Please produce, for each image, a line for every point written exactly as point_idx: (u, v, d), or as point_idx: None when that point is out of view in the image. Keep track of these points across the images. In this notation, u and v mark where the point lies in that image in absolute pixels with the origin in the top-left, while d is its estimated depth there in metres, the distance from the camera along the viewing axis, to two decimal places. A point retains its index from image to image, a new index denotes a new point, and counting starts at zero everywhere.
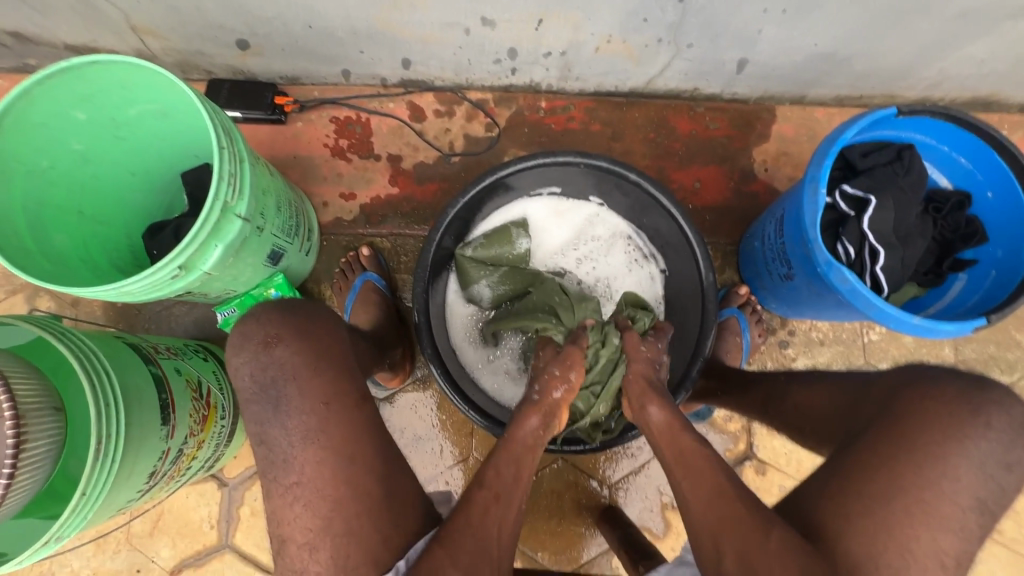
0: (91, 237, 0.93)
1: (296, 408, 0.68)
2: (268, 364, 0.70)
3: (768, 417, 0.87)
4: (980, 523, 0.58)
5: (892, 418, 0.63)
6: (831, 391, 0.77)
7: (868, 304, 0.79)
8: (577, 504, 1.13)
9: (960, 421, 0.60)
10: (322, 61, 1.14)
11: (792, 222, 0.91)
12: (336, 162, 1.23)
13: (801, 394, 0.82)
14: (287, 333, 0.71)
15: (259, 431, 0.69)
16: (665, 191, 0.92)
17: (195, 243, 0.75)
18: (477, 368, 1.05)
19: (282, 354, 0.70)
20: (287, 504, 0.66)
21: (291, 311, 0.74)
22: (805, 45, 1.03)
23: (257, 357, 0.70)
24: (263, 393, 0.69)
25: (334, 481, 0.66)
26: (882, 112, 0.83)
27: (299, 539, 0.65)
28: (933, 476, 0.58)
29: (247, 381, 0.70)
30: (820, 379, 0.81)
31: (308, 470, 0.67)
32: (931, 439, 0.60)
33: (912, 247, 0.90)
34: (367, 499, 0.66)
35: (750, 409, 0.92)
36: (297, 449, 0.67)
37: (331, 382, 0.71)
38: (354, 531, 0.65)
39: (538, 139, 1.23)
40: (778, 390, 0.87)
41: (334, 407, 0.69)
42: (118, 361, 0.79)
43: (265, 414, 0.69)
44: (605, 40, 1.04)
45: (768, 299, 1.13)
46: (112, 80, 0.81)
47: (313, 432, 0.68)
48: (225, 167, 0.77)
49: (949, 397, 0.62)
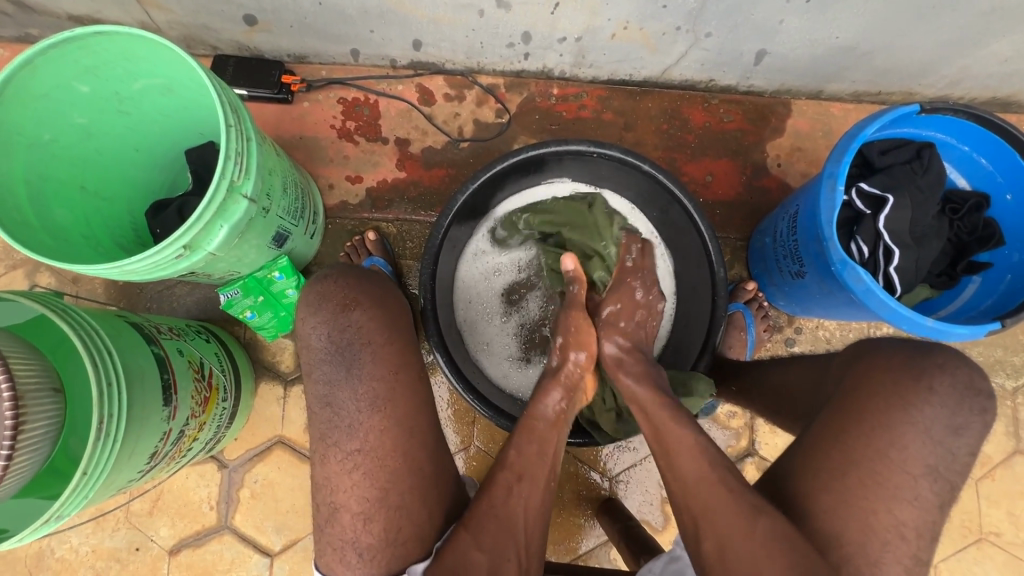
0: (94, 213, 0.91)
1: (369, 373, 0.67)
2: (345, 326, 0.68)
3: (759, 404, 0.88)
4: (934, 491, 0.60)
5: (844, 391, 0.66)
6: (800, 370, 0.81)
7: (882, 305, 0.78)
8: (576, 496, 1.13)
9: (905, 388, 0.62)
10: (332, 40, 1.12)
11: (807, 220, 0.89)
12: (342, 144, 1.20)
13: (776, 375, 0.86)
14: (366, 300, 0.70)
15: (326, 391, 0.67)
16: (679, 183, 0.90)
17: (200, 222, 0.74)
18: (481, 352, 1.05)
19: (359, 318, 0.68)
20: (344, 472, 0.66)
21: (366, 277, 0.73)
22: (827, 37, 1.00)
23: (333, 320, 0.68)
24: (338, 355, 0.67)
25: (394, 452, 0.66)
26: (904, 109, 0.81)
27: (353, 508, 0.65)
28: (881, 443, 0.61)
29: (320, 342, 0.68)
30: (791, 361, 0.86)
31: (372, 438, 0.66)
32: (875, 409, 0.62)
33: (927, 248, 0.89)
34: (420, 476, 0.67)
35: (744, 395, 0.93)
36: (363, 415, 0.66)
37: (399, 352, 0.69)
38: (405, 504, 0.66)
39: (549, 127, 1.21)
40: (758, 372, 0.91)
41: (403, 376, 0.69)
42: (119, 340, 0.78)
43: (336, 376, 0.67)
44: (622, 26, 1.02)
45: (777, 295, 1.12)
46: (117, 52, 0.79)
47: (381, 401, 0.67)
48: (232, 146, 0.75)
49: (894, 364, 0.64)
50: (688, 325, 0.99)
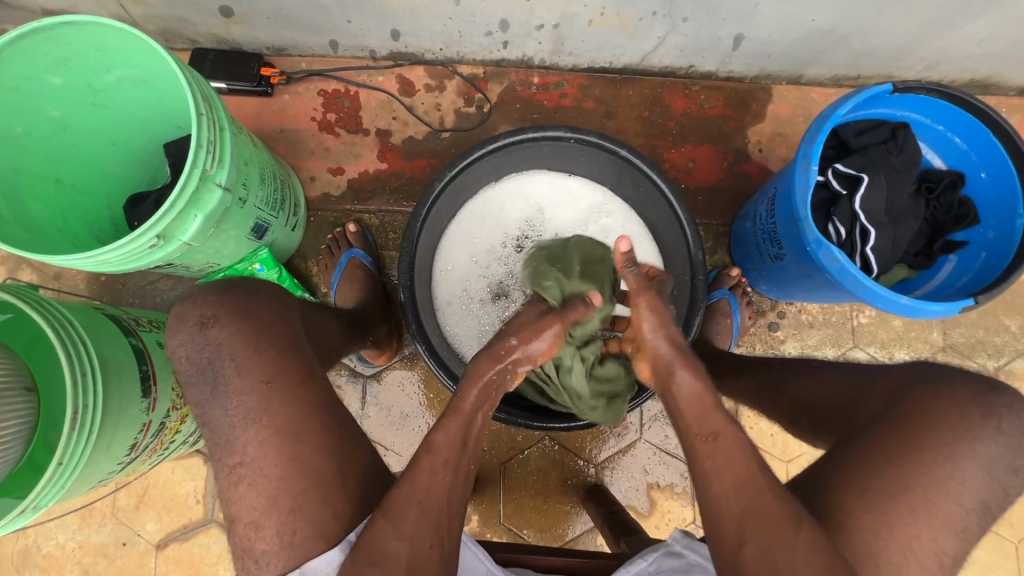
0: (71, 206, 0.91)
1: (234, 387, 0.64)
2: (205, 345, 0.66)
3: (761, 404, 0.85)
4: (981, 524, 0.58)
5: (899, 417, 0.61)
6: (831, 380, 0.74)
7: (856, 284, 0.78)
8: (563, 483, 1.13)
9: (971, 425, 0.58)
10: (309, 31, 1.11)
11: (784, 201, 0.89)
12: (324, 136, 1.20)
13: (800, 382, 0.79)
14: (226, 313, 0.67)
15: (199, 414, 0.65)
16: (654, 166, 0.91)
17: (173, 211, 0.74)
18: (463, 343, 1.04)
19: (218, 335, 0.66)
20: (233, 484, 0.62)
21: (227, 292, 0.69)
22: (802, 21, 1.00)
23: (193, 339, 0.66)
24: (202, 375, 0.65)
25: (275, 458, 0.62)
26: (877, 88, 0.81)
27: (245, 517, 0.61)
28: (940, 476, 0.57)
29: (184, 363, 0.67)
30: (821, 367, 0.78)
31: (252, 450, 0.62)
32: (939, 441, 0.58)
33: (903, 227, 0.88)
34: (319, 474, 0.62)
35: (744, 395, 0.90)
36: (238, 429, 0.63)
37: (274, 358, 0.66)
38: (300, 508, 0.60)
39: (531, 115, 1.21)
40: (774, 378, 0.84)
41: (277, 385, 0.64)
42: (96, 333, 0.78)
43: (202, 396, 0.65)
44: (598, 12, 1.01)
45: (759, 280, 1.12)
46: (88, 43, 0.79)
47: (253, 413, 0.63)
48: (203, 134, 0.75)
49: (959, 398, 0.60)
50: None
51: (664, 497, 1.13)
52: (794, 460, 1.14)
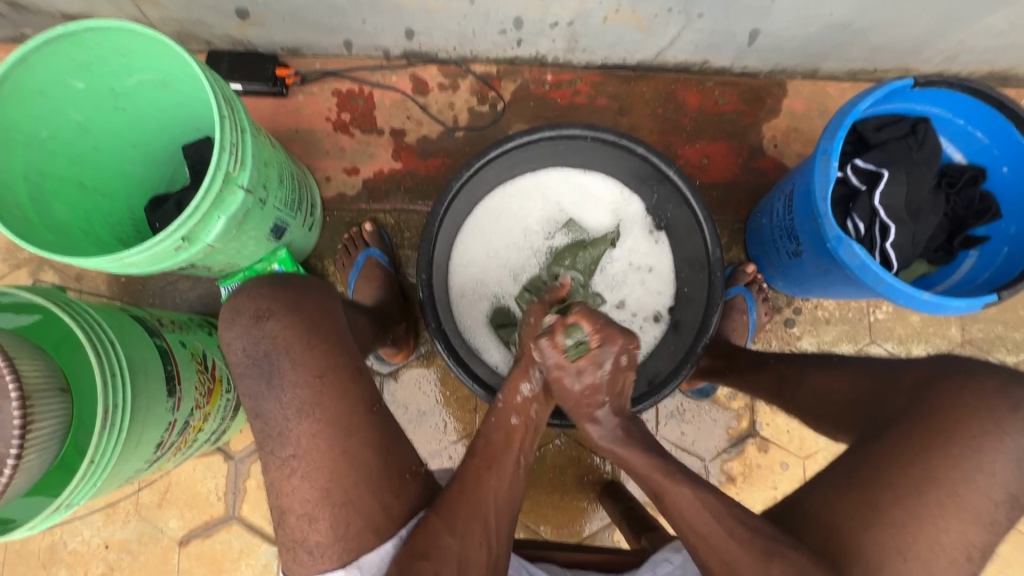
0: (94, 209, 0.92)
1: (290, 380, 0.64)
2: (260, 337, 0.65)
3: (781, 400, 0.84)
4: (1009, 516, 0.57)
5: (921, 411, 0.61)
6: (852, 377, 0.73)
7: (878, 280, 0.78)
8: (580, 479, 1.14)
9: (998, 417, 0.58)
10: (324, 31, 1.12)
11: (803, 198, 0.89)
12: (338, 136, 1.21)
13: (820, 378, 0.78)
14: (279, 307, 0.66)
15: (253, 405, 0.65)
16: (672, 164, 0.91)
17: (197, 213, 0.74)
18: (478, 339, 1.04)
19: (273, 328, 0.65)
20: (285, 476, 0.63)
21: (280, 285, 0.68)
22: (820, 15, 1.00)
23: (247, 332, 0.65)
24: (257, 367, 0.64)
25: (331, 452, 0.63)
26: (897, 83, 0.80)
27: (298, 509, 0.63)
28: (968, 468, 0.57)
29: (238, 355, 0.65)
30: (838, 364, 0.78)
31: (305, 443, 0.63)
32: (966, 434, 0.58)
33: (924, 223, 0.88)
34: (367, 470, 0.64)
35: (762, 391, 0.89)
36: (292, 422, 0.63)
37: (326, 353, 0.66)
38: (354, 501, 0.63)
39: (544, 113, 1.21)
40: (793, 372, 0.84)
41: (328, 379, 0.65)
42: (122, 334, 0.79)
43: (258, 388, 0.64)
44: (613, 9, 1.01)
45: (775, 277, 1.12)
46: (110, 47, 0.80)
47: (309, 406, 0.63)
48: (226, 137, 0.75)
49: (987, 393, 0.59)
50: (687, 304, 0.98)
51: None
52: (811, 456, 1.13)
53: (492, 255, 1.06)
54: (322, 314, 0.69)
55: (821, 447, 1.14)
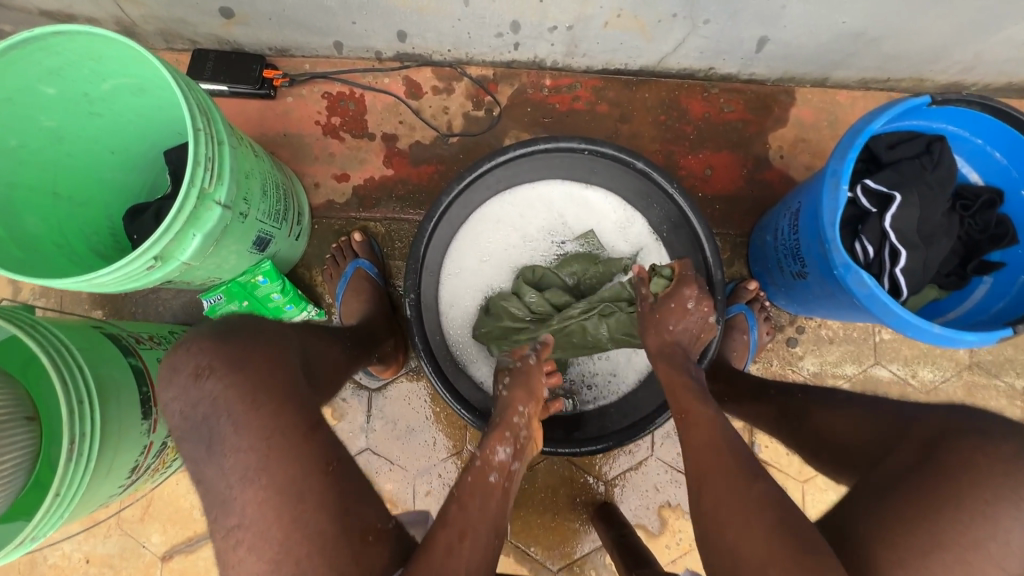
0: (69, 219, 0.88)
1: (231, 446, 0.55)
2: (198, 400, 0.56)
3: (784, 434, 0.81)
4: None
5: (931, 472, 0.54)
6: (857, 419, 0.70)
7: (886, 311, 0.74)
8: (572, 500, 1.11)
9: (1016, 483, 0.51)
10: (313, 32, 1.07)
11: (810, 219, 0.85)
12: (328, 141, 1.17)
13: (824, 417, 0.75)
14: (221, 363, 0.58)
15: (194, 471, 0.56)
16: (673, 180, 0.87)
17: (170, 232, 0.71)
18: (467, 355, 1.00)
19: (211, 389, 0.56)
20: (230, 548, 0.53)
21: (228, 340, 0.60)
22: (832, 23, 0.95)
23: (185, 393, 0.57)
24: (195, 432, 0.56)
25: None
26: (914, 100, 0.76)
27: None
28: (981, 535, 0.50)
29: (177, 419, 0.58)
30: (845, 403, 0.74)
31: (250, 513, 0.53)
32: (980, 497, 0.51)
33: (936, 248, 0.84)
34: None
35: (764, 423, 0.86)
36: (235, 490, 0.54)
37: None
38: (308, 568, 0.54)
39: (542, 119, 1.17)
40: (796, 407, 0.80)
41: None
42: (93, 356, 0.75)
43: (197, 453, 0.56)
44: (615, 14, 0.96)
45: (777, 295, 1.09)
46: (81, 53, 0.75)
47: (253, 473, 0.54)
48: (201, 151, 0.71)
49: (1004, 455, 0.52)
50: None
51: (675, 516, 1.10)
52: (810, 480, 1.10)
53: (485, 270, 1.02)
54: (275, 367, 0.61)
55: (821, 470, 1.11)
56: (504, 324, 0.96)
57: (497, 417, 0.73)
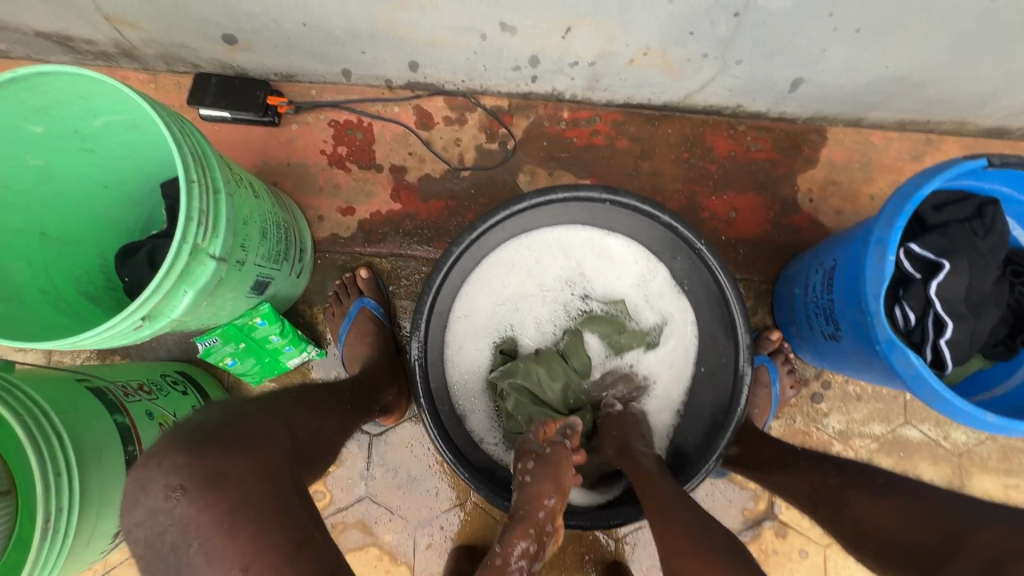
0: (56, 260, 0.83)
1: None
2: (166, 526, 0.47)
3: (813, 514, 0.74)
4: None
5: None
6: (901, 512, 0.64)
7: (933, 395, 0.68)
8: (580, 558, 1.05)
9: None
10: (321, 60, 1.02)
11: (847, 283, 0.79)
12: (333, 172, 1.11)
13: (863, 505, 0.68)
14: (196, 483, 0.48)
15: None
16: (701, 235, 0.81)
17: (159, 292, 0.65)
18: (472, 410, 0.93)
19: (181, 515, 0.47)
20: None
21: (201, 452, 0.50)
22: (873, 67, 0.89)
23: (151, 517, 0.47)
24: (161, 564, 0.47)
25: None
26: (968, 164, 0.70)
27: None
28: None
29: (139, 549, 0.47)
30: (883, 490, 0.68)
31: None
32: None
33: (984, 318, 0.77)
34: None
35: (791, 496, 0.79)
36: None
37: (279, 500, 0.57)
38: None
39: (558, 154, 1.11)
40: (831, 489, 0.73)
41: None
42: (74, 417, 0.70)
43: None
44: (641, 52, 0.90)
45: (803, 349, 1.02)
46: (69, 91, 0.70)
47: None
48: (195, 205, 0.66)
49: None
50: (708, 387, 0.89)
51: None
52: (833, 544, 1.04)
53: (496, 318, 0.96)
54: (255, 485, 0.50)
55: None
56: (568, 385, 0.91)
57: (520, 509, 0.68)
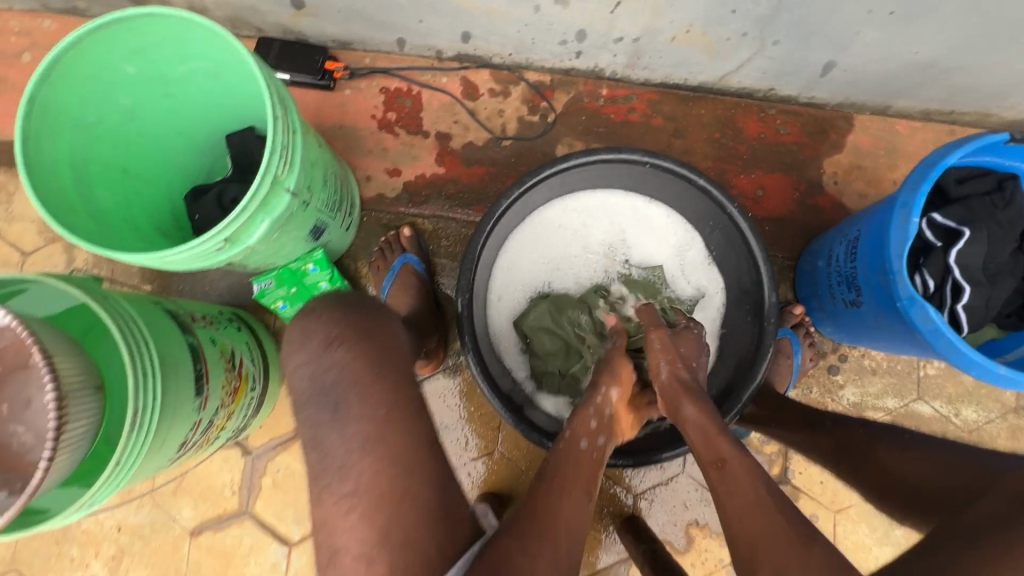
0: (135, 195, 0.89)
1: (355, 413, 0.62)
2: (328, 366, 0.64)
3: (840, 466, 0.80)
4: None
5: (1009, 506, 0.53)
6: (931, 462, 0.68)
7: (950, 348, 0.73)
8: (599, 510, 1.11)
9: None
10: (379, 28, 1.09)
11: (871, 248, 0.84)
12: (382, 136, 1.18)
13: (889, 454, 0.73)
14: (352, 333, 0.66)
15: (313, 434, 0.62)
16: (734, 199, 0.86)
17: (242, 216, 0.72)
18: (508, 358, 1.01)
19: (341, 357, 0.64)
20: (339, 514, 0.59)
21: (354, 310, 0.69)
22: (903, 52, 0.94)
23: (317, 359, 0.64)
24: (321, 398, 0.63)
25: (391, 496, 0.59)
26: (992, 137, 0.75)
27: (355, 549, 0.57)
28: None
29: (303, 383, 0.64)
30: (914, 443, 0.72)
31: (365, 479, 0.59)
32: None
33: (1000, 287, 0.82)
34: None
35: (818, 453, 0.85)
36: (355, 455, 0.60)
37: (394, 388, 0.64)
38: None
39: (595, 129, 1.17)
40: (857, 441, 0.79)
41: (396, 416, 0.62)
42: (156, 330, 0.77)
43: (321, 418, 0.62)
44: (684, 29, 0.96)
45: (823, 322, 1.07)
46: (165, 34, 0.78)
47: (371, 441, 0.61)
48: (278, 140, 0.73)
49: None
50: (732, 347, 0.95)
51: (701, 535, 1.10)
52: (842, 510, 1.09)
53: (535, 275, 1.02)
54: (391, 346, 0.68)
55: (853, 501, 1.09)
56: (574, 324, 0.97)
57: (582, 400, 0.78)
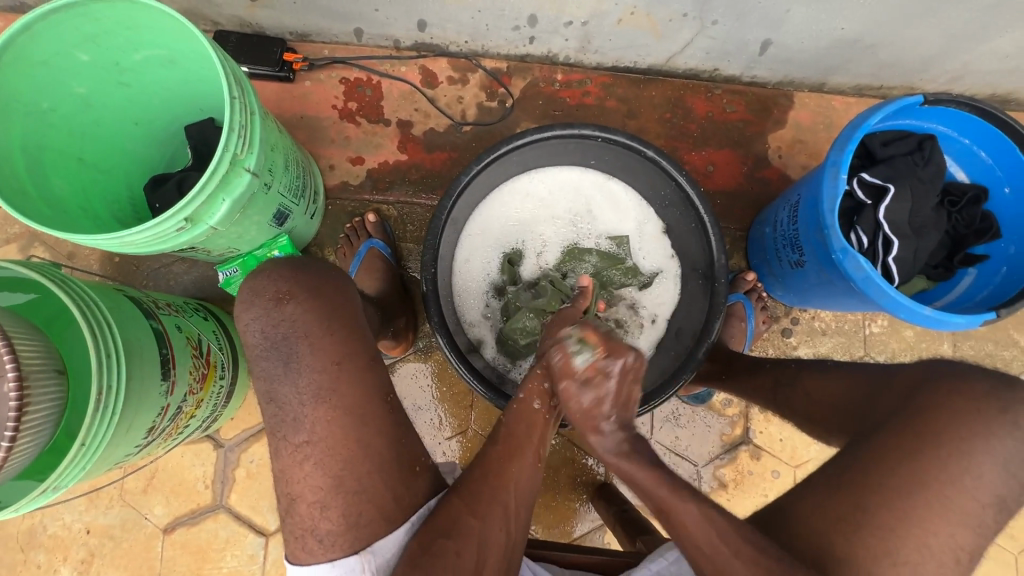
0: (90, 184, 0.89)
1: (307, 365, 0.65)
2: (279, 321, 0.66)
3: (777, 402, 0.85)
4: (995, 519, 0.58)
5: (911, 413, 0.61)
6: (848, 380, 0.74)
7: (881, 293, 0.79)
8: (572, 480, 1.14)
9: (989, 420, 0.58)
10: (336, 18, 1.11)
11: (810, 209, 0.90)
12: (344, 125, 1.20)
13: (813, 381, 0.79)
14: (300, 291, 0.68)
15: (267, 388, 0.66)
16: (682, 169, 0.91)
17: (202, 194, 0.73)
18: (475, 331, 1.03)
19: (293, 312, 0.66)
20: (296, 463, 0.64)
21: (302, 271, 0.70)
22: (830, 29, 1.01)
23: (267, 314, 0.66)
24: (274, 350, 0.65)
25: (345, 440, 0.65)
26: (908, 99, 0.81)
27: (309, 497, 0.64)
28: (956, 472, 0.58)
29: (257, 337, 0.66)
30: (835, 367, 0.78)
31: (319, 429, 0.65)
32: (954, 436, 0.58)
33: (926, 240, 0.89)
34: (378, 457, 0.66)
35: (759, 393, 0.90)
36: (307, 407, 0.64)
37: (343, 341, 0.67)
38: (364, 489, 0.65)
39: (552, 112, 1.21)
40: (788, 375, 0.85)
41: (346, 367, 0.67)
42: (119, 315, 0.77)
43: (274, 370, 0.65)
44: (628, 11, 1.01)
45: (775, 286, 1.13)
46: (118, 22, 0.78)
47: (324, 392, 0.65)
48: (235, 119, 0.74)
49: (976, 396, 0.59)
50: (688, 311, 0.99)
51: None
52: (802, 465, 1.15)
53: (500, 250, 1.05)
54: (342, 304, 0.71)
55: (811, 456, 1.15)
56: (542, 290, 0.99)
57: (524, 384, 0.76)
